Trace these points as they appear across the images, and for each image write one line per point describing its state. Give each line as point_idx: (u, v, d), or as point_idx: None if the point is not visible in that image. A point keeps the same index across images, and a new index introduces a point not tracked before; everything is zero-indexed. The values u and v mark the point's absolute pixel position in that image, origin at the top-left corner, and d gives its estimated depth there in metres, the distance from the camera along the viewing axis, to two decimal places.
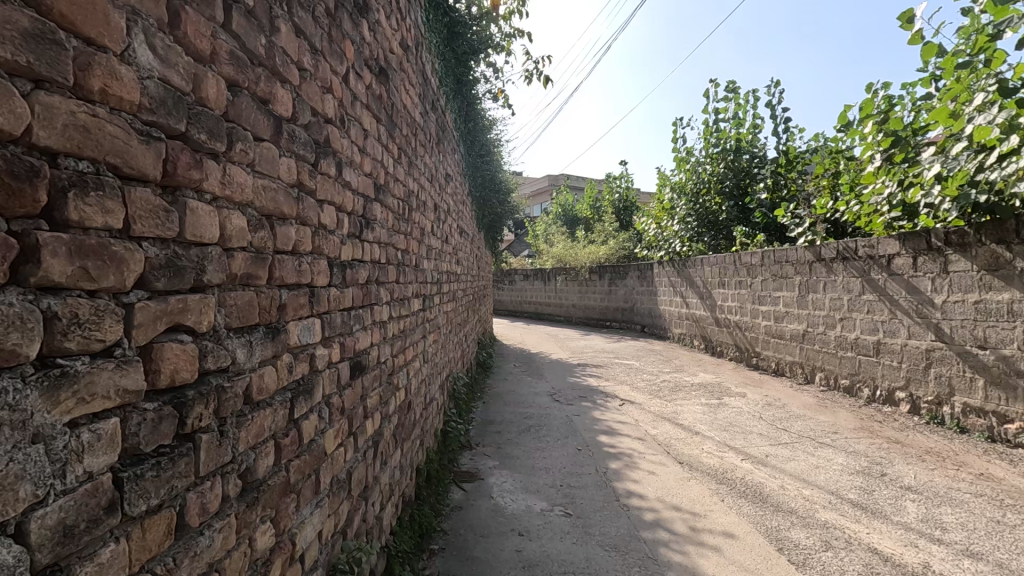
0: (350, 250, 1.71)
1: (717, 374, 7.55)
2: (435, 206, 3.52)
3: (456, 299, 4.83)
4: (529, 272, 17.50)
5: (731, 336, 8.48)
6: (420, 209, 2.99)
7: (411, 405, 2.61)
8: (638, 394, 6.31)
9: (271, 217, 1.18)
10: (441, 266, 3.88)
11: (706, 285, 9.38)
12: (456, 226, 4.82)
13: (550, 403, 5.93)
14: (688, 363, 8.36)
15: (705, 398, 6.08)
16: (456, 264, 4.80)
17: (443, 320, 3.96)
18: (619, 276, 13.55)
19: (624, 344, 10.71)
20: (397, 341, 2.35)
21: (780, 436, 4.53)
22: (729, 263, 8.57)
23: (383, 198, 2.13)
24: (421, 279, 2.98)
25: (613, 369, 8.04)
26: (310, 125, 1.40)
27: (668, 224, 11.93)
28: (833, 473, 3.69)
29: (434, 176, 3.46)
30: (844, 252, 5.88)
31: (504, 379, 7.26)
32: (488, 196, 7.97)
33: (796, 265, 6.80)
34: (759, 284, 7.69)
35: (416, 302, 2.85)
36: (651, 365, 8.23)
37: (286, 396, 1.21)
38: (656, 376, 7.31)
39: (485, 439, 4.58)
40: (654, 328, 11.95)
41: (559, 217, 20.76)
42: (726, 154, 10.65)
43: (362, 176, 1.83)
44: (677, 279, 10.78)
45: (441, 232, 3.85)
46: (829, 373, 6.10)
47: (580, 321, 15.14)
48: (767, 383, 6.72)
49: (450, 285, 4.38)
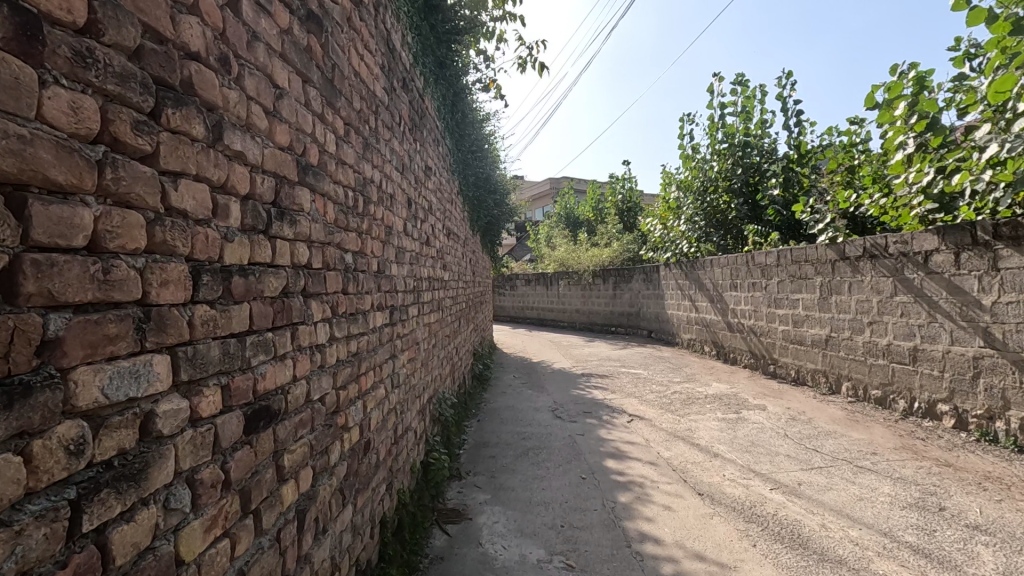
0: (246, 250, 1.21)
1: (732, 383, 7.01)
2: (409, 202, 3.02)
3: (443, 309, 4.33)
4: (531, 277, 16.98)
5: (745, 342, 7.94)
6: (385, 203, 2.49)
7: (369, 444, 2.09)
8: (647, 408, 5.78)
9: (19, 187, 0.68)
10: (421, 271, 3.39)
11: (717, 288, 8.85)
12: (441, 226, 4.32)
13: (551, 421, 5.39)
14: (699, 371, 7.83)
15: (721, 411, 5.55)
16: (442, 269, 4.30)
17: (425, 335, 3.45)
18: (623, 279, 13.03)
19: (630, 352, 10.18)
20: (343, 367, 1.83)
21: (811, 458, 3.99)
22: (741, 264, 8.04)
23: (315, 184, 1.62)
24: (387, 287, 2.47)
25: (619, 379, 7.51)
26: (143, 51, 0.89)
27: (674, 224, 11.41)
28: (882, 508, 3.14)
29: (406, 167, 2.96)
30: (871, 249, 5.35)
31: (502, 393, 6.73)
32: (482, 197, 7.49)
33: (815, 265, 6.26)
34: (775, 286, 7.16)
35: (380, 316, 2.35)
36: (660, 374, 7.70)
37: (60, 498, 0.71)
38: (666, 388, 6.76)
39: (477, 466, 4.06)
40: (662, 334, 11.40)
41: (561, 220, 20.28)
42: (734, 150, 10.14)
43: (270, 148, 1.33)
44: (685, 282, 10.24)
45: (420, 233, 3.34)
46: (857, 383, 5.55)
47: (584, 327, 14.59)
48: (787, 394, 6.18)
49: (434, 293, 3.89)
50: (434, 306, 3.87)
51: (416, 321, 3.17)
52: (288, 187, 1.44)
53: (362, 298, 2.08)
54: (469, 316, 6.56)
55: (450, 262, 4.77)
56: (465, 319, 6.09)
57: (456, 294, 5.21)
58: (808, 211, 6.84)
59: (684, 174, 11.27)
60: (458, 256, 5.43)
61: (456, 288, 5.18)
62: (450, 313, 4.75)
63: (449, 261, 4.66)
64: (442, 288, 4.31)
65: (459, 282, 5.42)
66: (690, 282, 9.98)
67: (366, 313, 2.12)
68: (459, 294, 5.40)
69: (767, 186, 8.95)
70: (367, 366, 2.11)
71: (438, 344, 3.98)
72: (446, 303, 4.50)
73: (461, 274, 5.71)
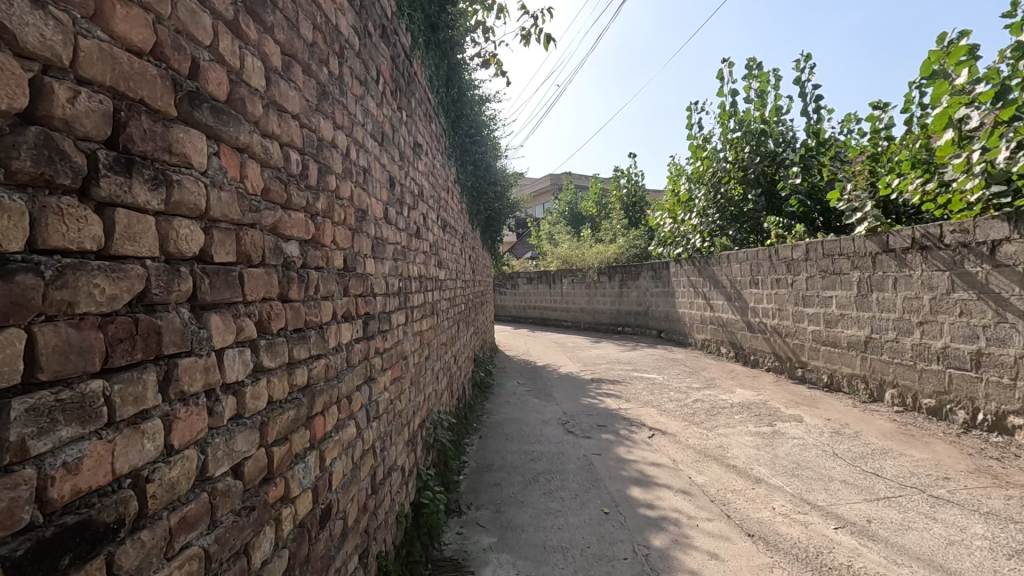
0: (12, 225, 0.63)
1: (757, 389, 6.42)
2: (391, 182, 2.41)
3: (439, 313, 3.72)
4: (533, 275, 16.36)
5: (769, 343, 7.34)
6: (356, 179, 1.88)
7: (329, 511, 1.49)
8: (668, 421, 5.17)
9: None
10: (409, 268, 2.77)
11: (735, 285, 8.25)
12: (436, 217, 3.71)
13: (562, 437, 4.77)
14: (719, 376, 7.23)
15: (752, 424, 4.95)
16: (437, 266, 3.69)
17: (415, 347, 2.84)
18: (630, 276, 12.43)
19: (640, 354, 9.59)
20: (281, 413, 1.22)
21: (873, 486, 3.39)
22: (763, 259, 7.44)
23: (217, 127, 1.01)
24: (358, 290, 1.86)
25: (633, 385, 6.90)
26: None
27: (685, 218, 10.78)
28: (981, 557, 2.55)
29: (387, 138, 2.34)
30: (922, 240, 4.74)
31: (506, 403, 6.11)
32: (482, 189, 6.88)
33: (852, 259, 5.66)
34: (803, 283, 6.55)
35: (347, 330, 1.73)
36: (676, 379, 7.10)
37: None
38: (686, 395, 6.16)
39: (481, 498, 3.46)
40: (673, 334, 10.80)
41: (564, 216, 19.67)
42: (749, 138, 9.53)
43: (91, 40, 0.74)
44: (698, 279, 9.64)
45: (407, 223, 2.73)
46: (905, 390, 4.96)
47: (589, 326, 13.99)
48: (822, 402, 5.58)
49: (427, 293, 3.27)
50: (427, 310, 3.24)
51: (402, 329, 2.56)
52: (148, 118, 0.84)
53: (316, 306, 1.46)
54: (469, 320, 5.95)
55: (446, 259, 4.15)
56: (465, 322, 5.49)
57: (454, 295, 4.60)
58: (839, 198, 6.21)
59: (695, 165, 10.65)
60: (456, 253, 4.82)
61: (453, 288, 4.57)
62: (447, 316, 4.13)
63: (444, 256, 4.04)
64: (437, 287, 3.70)
65: (457, 281, 4.81)
66: (704, 279, 9.38)
67: (322, 328, 1.51)
68: (457, 296, 4.80)
69: (788, 175, 8.33)
70: (326, 402, 1.50)
71: (432, 355, 3.37)
72: (442, 304, 3.88)
73: (459, 272, 5.09)
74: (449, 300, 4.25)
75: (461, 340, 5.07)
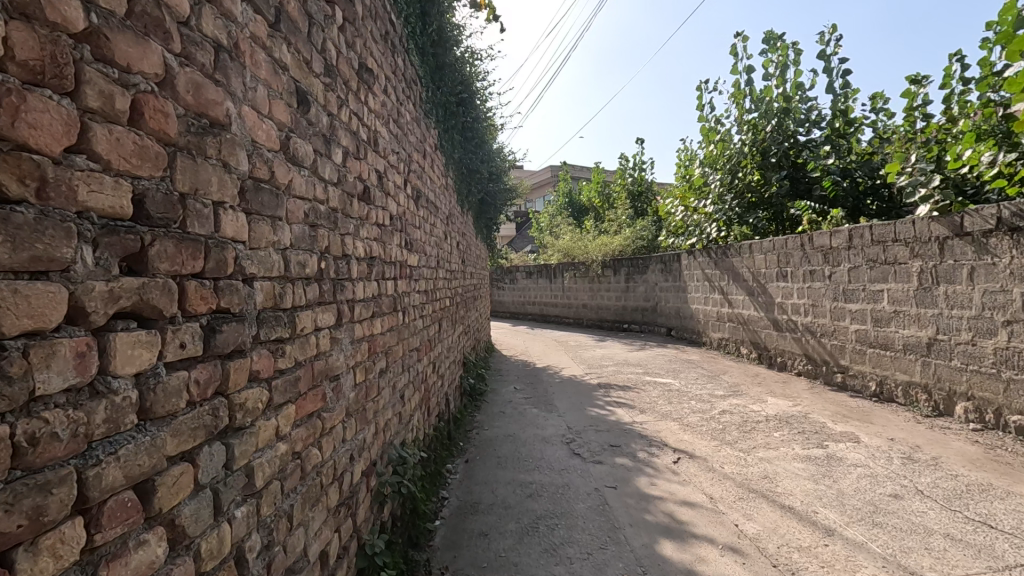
0: None
1: (792, 397, 5.54)
2: (298, 97, 1.50)
3: (406, 310, 2.83)
4: (532, 269, 15.43)
5: (800, 345, 6.44)
6: (183, 51, 0.98)
7: None
8: (694, 440, 4.27)
9: None
10: (345, 243, 1.87)
11: (758, 278, 7.36)
12: (402, 181, 2.81)
13: (568, 464, 3.86)
14: (743, 381, 6.34)
15: (799, 445, 4.06)
16: (403, 246, 2.80)
17: (356, 361, 1.94)
18: (638, 270, 11.58)
19: (650, 354, 8.71)
20: None
21: (992, 545, 2.49)
22: (793, 248, 6.54)
23: None
24: (194, 267, 0.98)
25: (647, 392, 6.01)
26: None
27: (698, 206, 9.86)
28: None
29: (290, 22, 1.43)
30: (1012, 220, 3.85)
31: (499, 416, 5.21)
32: (473, 167, 5.99)
33: (911, 245, 4.76)
34: (844, 275, 5.65)
35: (144, 347, 0.86)
36: (695, 384, 6.22)
37: None
38: (710, 406, 5.27)
39: (460, 560, 2.56)
40: (685, 332, 9.89)
41: (564, 208, 18.76)
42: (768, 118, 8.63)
43: None
44: (714, 272, 8.73)
45: (339, 174, 1.82)
46: (984, 404, 4.08)
47: (592, 323, 13.11)
48: (874, 414, 4.71)
49: (385, 282, 2.37)
50: (385, 305, 2.35)
51: (327, 335, 1.66)
52: None
53: None
54: (456, 316, 5.04)
55: (419, 240, 3.24)
56: (450, 319, 4.59)
57: (433, 288, 3.70)
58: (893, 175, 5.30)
59: (710, 149, 9.74)
60: (436, 237, 3.92)
61: (432, 278, 3.68)
62: (421, 312, 3.23)
63: (415, 235, 3.12)
64: (404, 275, 2.81)
65: (437, 272, 3.91)
66: (721, 272, 8.48)
67: (17, 348, 0.66)
68: (437, 288, 3.90)
69: (817, 154, 7.41)
70: (10, 529, 0.64)
71: (393, 367, 2.48)
72: (412, 295, 2.98)
73: (441, 259, 4.18)
74: (424, 294, 3.34)
75: (444, 342, 4.17)
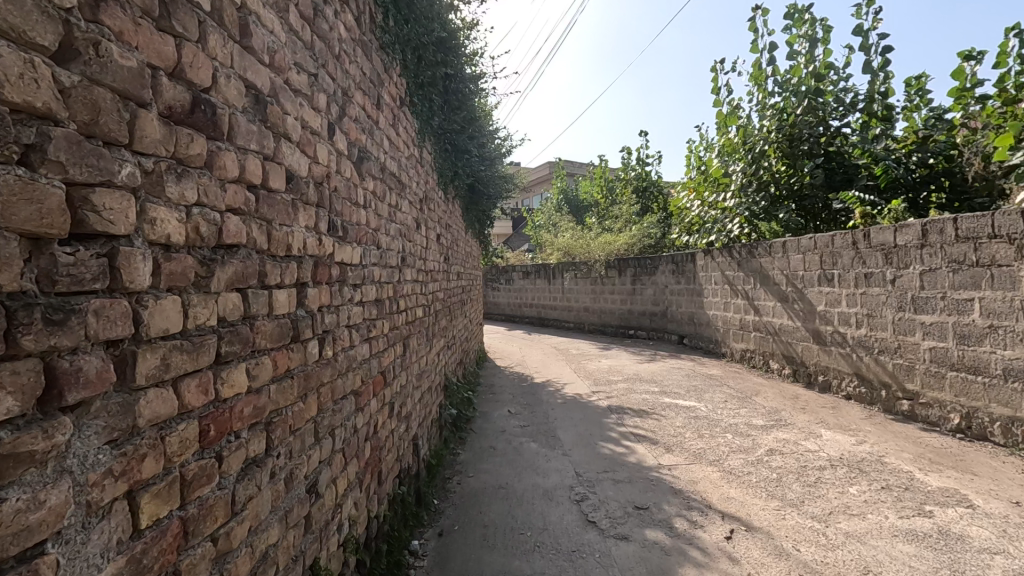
0: None
1: (849, 428, 4.52)
2: None
3: (332, 337, 1.76)
4: (529, 269, 14.35)
5: (850, 363, 5.41)
6: None
7: None
8: (746, 501, 3.22)
9: None
10: (88, 211, 0.80)
11: (795, 282, 6.32)
12: (327, 126, 1.74)
13: (581, 541, 2.78)
14: (783, 405, 5.32)
15: (892, 509, 3.01)
16: (326, 232, 1.72)
17: (142, 481, 0.88)
18: (646, 271, 10.56)
19: (664, 367, 7.69)
20: None
21: None
22: (841, 247, 5.51)
23: None
24: None
25: (669, 420, 4.96)
26: None
27: (715, 200, 8.79)
28: None
29: None
30: None
31: (489, 456, 4.13)
32: (456, 144, 4.90)
33: (1018, 242, 3.72)
34: (913, 280, 4.62)
35: None
36: (725, 410, 5.20)
37: None
38: (753, 443, 4.23)
39: None
40: (701, 341, 8.87)
41: (563, 204, 17.72)
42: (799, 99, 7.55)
43: None
44: (737, 274, 7.71)
45: (60, 37, 0.76)
46: None
47: (594, 329, 12.09)
48: (968, 458, 3.68)
49: (265, 295, 1.30)
50: (261, 337, 1.27)
51: None
52: None
53: None
54: (435, 330, 3.97)
55: (365, 227, 2.17)
56: (425, 336, 3.53)
57: (393, 298, 2.63)
58: (1001, 153, 4.26)
59: (728, 136, 8.67)
60: (399, 227, 2.84)
61: (390, 283, 2.60)
62: (366, 334, 2.16)
63: (356, 219, 2.05)
64: (327, 281, 1.73)
65: (401, 275, 2.84)
66: (747, 275, 7.46)
67: None
68: (402, 297, 2.83)
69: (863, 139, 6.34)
70: None
71: (289, 447, 1.40)
72: (346, 313, 1.91)
73: (409, 256, 3.10)
74: (373, 312, 2.27)
75: (413, 368, 3.09)
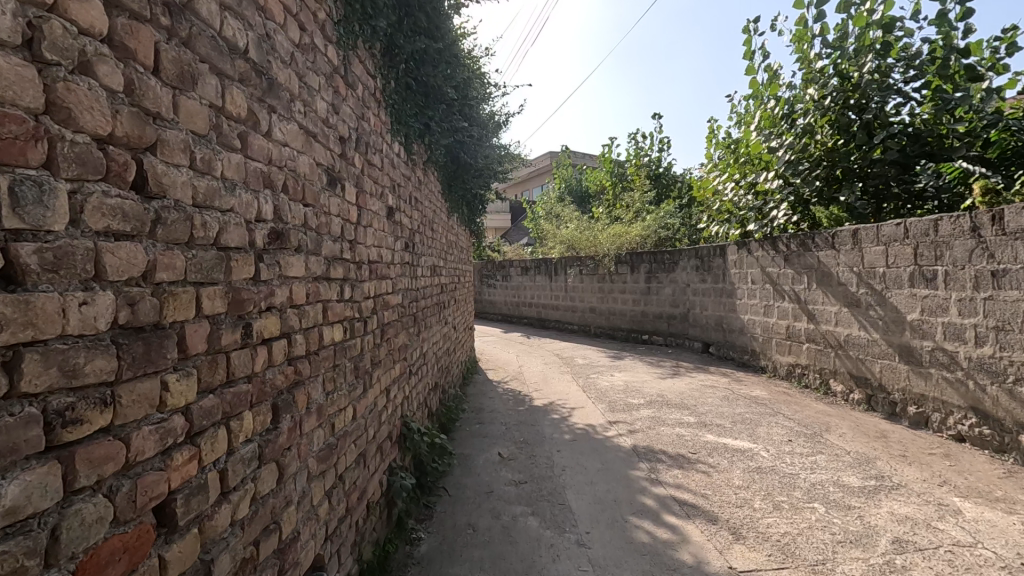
0: None
1: (994, 495, 3.12)
2: None
3: None
4: (528, 264, 12.91)
5: (961, 394, 4.01)
6: None
7: None
8: None
9: None
10: None
11: (872, 283, 4.92)
12: None
13: None
14: (873, 450, 3.92)
15: None
16: None
17: None
18: (665, 267, 9.15)
19: (694, 385, 6.29)
20: None
21: None
22: (952, 236, 4.10)
23: None
24: None
25: (724, 476, 3.56)
26: None
27: (753, 182, 7.35)
28: None
29: None
30: None
31: (466, 546, 2.70)
32: (426, 85, 3.46)
33: None
34: None
35: None
36: (798, 459, 3.80)
37: None
38: (863, 525, 2.83)
39: None
40: (733, 351, 7.48)
41: (566, 194, 16.27)
42: (858, 55, 6.06)
43: None
44: (786, 272, 6.31)
45: None
46: None
47: (601, 333, 10.68)
48: None
49: None
50: None
51: None
52: None
53: None
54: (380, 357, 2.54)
55: (29, 119, 0.74)
56: (351, 373, 2.09)
57: (221, 318, 1.18)
58: None
59: (766, 107, 7.24)
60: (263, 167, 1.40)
61: (212, 286, 1.15)
62: (28, 444, 0.72)
63: None
64: None
65: (268, 267, 1.41)
66: (799, 274, 6.04)
67: None
68: (265, 313, 1.39)
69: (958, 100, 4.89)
70: None
71: None
72: None
73: (305, 234, 1.67)
74: (99, 372, 0.83)
75: (309, 442, 1.65)
